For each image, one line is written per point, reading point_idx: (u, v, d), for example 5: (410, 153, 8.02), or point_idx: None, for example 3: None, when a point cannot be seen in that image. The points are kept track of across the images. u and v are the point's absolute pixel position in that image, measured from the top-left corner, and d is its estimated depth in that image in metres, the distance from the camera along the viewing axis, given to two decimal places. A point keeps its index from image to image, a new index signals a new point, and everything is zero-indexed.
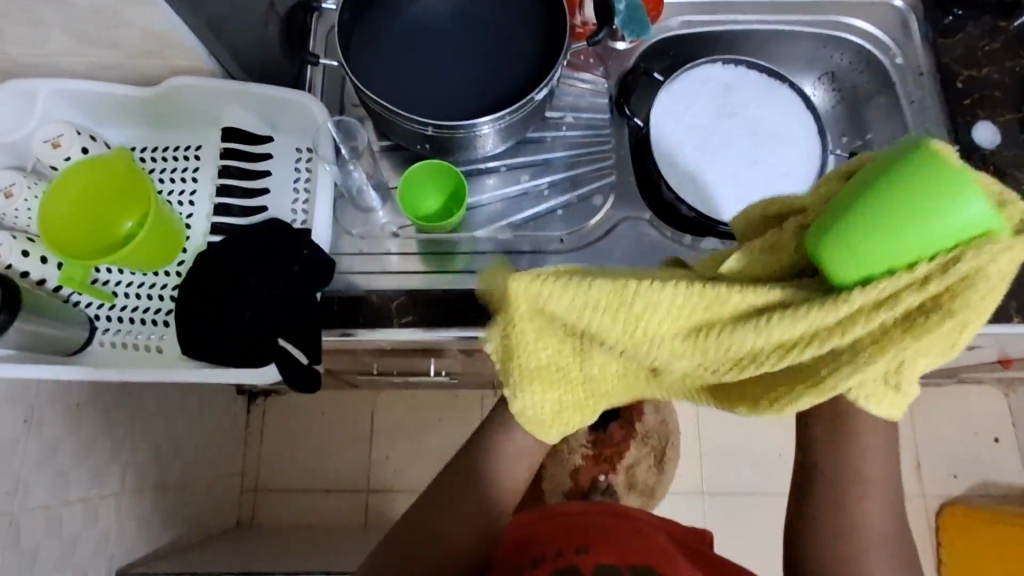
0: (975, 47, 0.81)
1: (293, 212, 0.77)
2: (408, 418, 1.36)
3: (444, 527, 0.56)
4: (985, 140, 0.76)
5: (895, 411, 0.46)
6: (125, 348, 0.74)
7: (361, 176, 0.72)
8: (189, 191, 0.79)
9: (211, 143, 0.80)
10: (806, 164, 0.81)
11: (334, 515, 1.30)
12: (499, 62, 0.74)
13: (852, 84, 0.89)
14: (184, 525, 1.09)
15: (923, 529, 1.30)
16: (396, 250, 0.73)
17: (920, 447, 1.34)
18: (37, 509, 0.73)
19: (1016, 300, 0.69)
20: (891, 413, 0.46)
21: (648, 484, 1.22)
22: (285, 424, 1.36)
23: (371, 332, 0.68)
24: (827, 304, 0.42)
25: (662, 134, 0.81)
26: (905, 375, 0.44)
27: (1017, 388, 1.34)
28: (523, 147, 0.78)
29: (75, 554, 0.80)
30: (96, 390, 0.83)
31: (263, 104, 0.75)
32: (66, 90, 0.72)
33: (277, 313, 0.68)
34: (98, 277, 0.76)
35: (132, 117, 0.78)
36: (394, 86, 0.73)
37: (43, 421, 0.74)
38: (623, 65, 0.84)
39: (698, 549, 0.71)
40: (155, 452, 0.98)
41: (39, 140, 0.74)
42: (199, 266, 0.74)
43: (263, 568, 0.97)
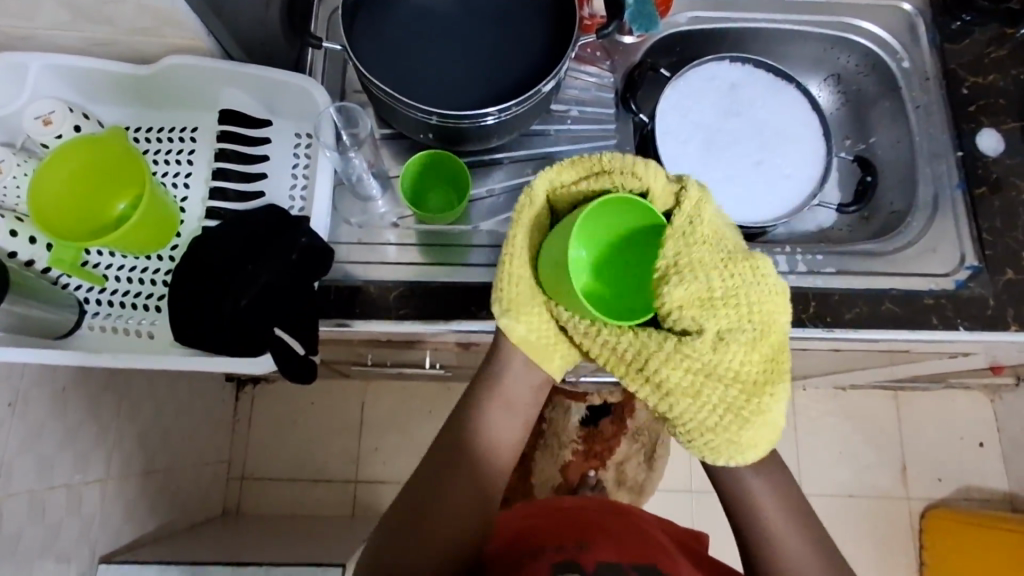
0: (981, 53, 0.80)
1: (291, 199, 0.75)
2: (398, 409, 1.35)
3: (445, 511, 0.58)
4: (989, 148, 0.76)
5: (718, 445, 0.51)
6: (115, 334, 0.71)
7: (361, 163, 0.72)
8: (184, 174, 0.76)
9: (207, 125, 0.78)
10: (809, 166, 0.81)
11: (323, 505, 1.30)
12: (504, 50, 0.73)
13: (857, 87, 0.89)
14: (170, 512, 1.08)
15: (906, 530, 1.32)
16: (395, 240, 0.72)
17: (906, 449, 1.36)
18: (21, 493, 0.71)
19: (1012, 308, 0.69)
20: (715, 450, 0.51)
21: (637, 480, 1.23)
22: (275, 412, 1.34)
23: (368, 323, 0.66)
24: (676, 360, 0.50)
25: (666, 132, 0.80)
26: (724, 402, 0.50)
27: (1003, 395, 1.35)
28: (527, 140, 0.77)
29: (59, 541, 0.79)
30: (82, 374, 0.81)
31: (262, 86, 0.74)
32: (59, 66, 0.70)
33: (273, 302, 0.67)
34: (89, 260, 0.74)
35: (126, 96, 0.75)
36: (398, 73, 0.71)
37: (27, 406, 0.72)
38: (630, 60, 0.82)
39: (695, 551, 0.71)
40: (141, 437, 0.96)
41: (30, 116, 0.71)
42: (195, 252, 0.71)
43: (248, 558, 0.96)
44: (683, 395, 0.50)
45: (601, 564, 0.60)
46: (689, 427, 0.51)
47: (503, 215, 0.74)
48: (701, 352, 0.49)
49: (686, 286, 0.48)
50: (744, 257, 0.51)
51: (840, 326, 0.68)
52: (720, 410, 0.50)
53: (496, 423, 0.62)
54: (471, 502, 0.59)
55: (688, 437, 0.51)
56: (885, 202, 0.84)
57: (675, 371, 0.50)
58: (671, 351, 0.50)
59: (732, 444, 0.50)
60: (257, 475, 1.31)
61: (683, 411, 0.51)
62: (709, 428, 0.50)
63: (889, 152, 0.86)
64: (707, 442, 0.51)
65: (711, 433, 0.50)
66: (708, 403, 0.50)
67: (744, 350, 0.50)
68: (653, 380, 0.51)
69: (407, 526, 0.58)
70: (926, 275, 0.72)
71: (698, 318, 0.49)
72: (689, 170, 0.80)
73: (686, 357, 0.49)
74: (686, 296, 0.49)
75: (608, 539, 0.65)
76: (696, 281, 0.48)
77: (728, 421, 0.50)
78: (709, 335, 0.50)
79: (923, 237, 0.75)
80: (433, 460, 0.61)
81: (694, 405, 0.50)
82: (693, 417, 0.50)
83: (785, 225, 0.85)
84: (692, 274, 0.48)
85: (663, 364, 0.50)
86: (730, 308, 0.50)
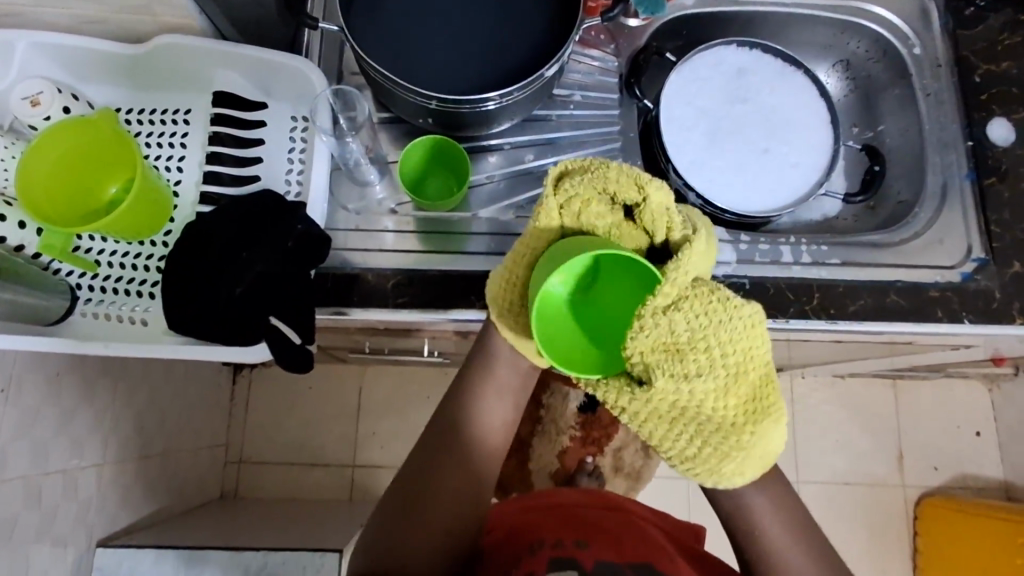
0: (994, 40, 0.78)
1: (287, 183, 0.74)
2: (396, 393, 1.34)
3: (441, 502, 0.58)
4: (999, 137, 0.74)
5: (697, 474, 0.50)
6: (108, 320, 0.70)
7: (359, 148, 0.70)
8: (178, 157, 0.75)
9: (201, 107, 0.76)
10: (816, 155, 0.80)
11: (320, 489, 1.30)
12: (505, 33, 0.70)
13: (866, 73, 0.88)
14: (167, 496, 1.08)
15: (901, 518, 1.33)
16: (393, 227, 0.70)
17: (902, 437, 1.36)
18: (16, 479, 0.71)
19: (1018, 302, 0.68)
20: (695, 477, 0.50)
21: (635, 467, 1.22)
22: (272, 396, 1.34)
23: (366, 312, 0.65)
24: (643, 401, 0.48)
25: (670, 118, 0.79)
26: (698, 435, 0.49)
27: (1001, 384, 1.35)
28: (529, 125, 0.75)
29: (55, 525, 0.79)
30: (76, 360, 0.80)
31: (257, 67, 0.72)
32: (47, 45, 0.68)
33: (269, 291, 0.66)
34: (81, 245, 0.72)
35: (118, 76, 0.73)
36: (396, 55, 0.69)
37: (21, 392, 0.71)
38: (635, 43, 0.80)
39: (692, 547, 0.71)
40: (137, 421, 0.95)
41: (17, 97, 0.69)
42: (188, 238, 0.70)
43: (245, 543, 0.96)
44: (655, 428, 0.49)
45: (602, 564, 0.60)
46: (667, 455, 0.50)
47: (504, 202, 0.73)
48: (667, 394, 0.48)
49: (646, 333, 0.46)
50: (712, 293, 0.48)
51: (844, 319, 0.68)
52: (691, 444, 0.49)
53: (492, 413, 0.61)
54: (466, 493, 0.59)
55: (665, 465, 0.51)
56: (891, 191, 0.83)
57: (640, 407, 0.49)
58: (640, 391, 0.48)
59: (713, 473, 0.49)
60: (255, 459, 1.31)
61: (659, 441, 0.50)
62: (686, 459, 0.50)
63: (898, 140, 0.84)
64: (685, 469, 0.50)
65: (688, 463, 0.50)
66: (679, 437, 0.49)
67: (715, 387, 0.48)
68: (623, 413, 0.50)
69: (403, 516, 0.57)
70: (932, 267, 0.71)
71: (662, 366, 0.47)
72: (694, 157, 0.78)
73: (649, 399, 0.48)
74: (647, 343, 0.46)
75: (607, 538, 0.64)
76: (658, 329, 0.46)
77: (701, 456, 0.49)
78: (675, 380, 0.47)
79: (930, 228, 0.74)
80: (429, 449, 0.60)
81: (666, 438, 0.49)
82: (669, 446, 0.50)
83: (789, 215, 0.83)
84: (654, 322, 0.46)
85: (629, 403, 0.49)
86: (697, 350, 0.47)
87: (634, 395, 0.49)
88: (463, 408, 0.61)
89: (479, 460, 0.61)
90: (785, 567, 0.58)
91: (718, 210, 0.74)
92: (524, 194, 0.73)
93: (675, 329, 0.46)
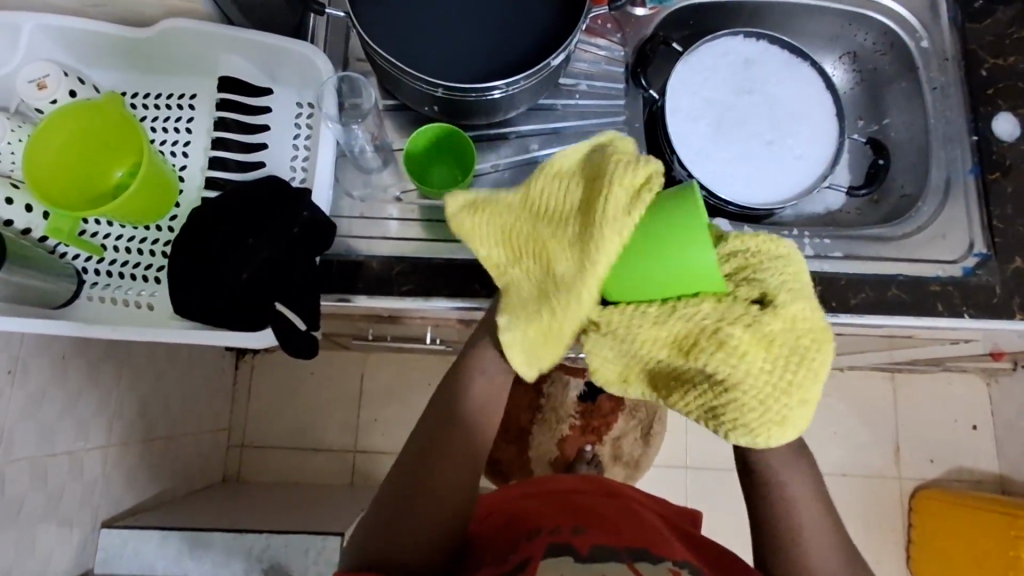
0: (1003, 34, 0.77)
1: (292, 170, 0.74)
2: (398, 380, 1.35)
3: (441, 486, 0.59)
4: (1004, 132, 0.74)
5: (795, 411, 0.47)
6: (114, 305, 0.71)
7: (365, 135, 0.69)
8: (184, 142, 0.75)
9: (207, 93, 0.76)
10: (821, 147, 0.80)
11: (322, 474, 1.31)
12: (511, 20, 0.70)
13: (873, 66, 0.87)
14: (170, 479, 1.09)
15: (895, 510, 1.34)
16: (397, 215, 0.70)
17: (899, 430, 1.37)
18: (22, 460, 0.71)
19: (1018, 297, 0.68)
20: (796, 422, 0.47)
21: (634, 456, 1.22)
22: (275, 382, 1.35)
23: (370, 299, 0.66)
24: (741, 323, 0.46)
25: (676, 109, 0.79)
26: (794, 358, 0.46)
27: (999, 379, 1.35)
28: (534, 114, 0.75)
29: (61, 506, 0.80)
30: (81, 343, 0.81)
31: (262, 53, 0.72)
32: (53, 27, 0.68)
33: (275, 276, 0.66)
34: (87, 229, 0.72)
35: (124, 60, 0.73)
36: (402, 42, 0.69)
37: (27, 373, 0.72)
38: (642, 33, 0.80)
39: (689, 533, 0.71)
40: (140, 404, 0.96)
41: (23, 79, 0.69)
42: (194, 223, 0.70)
43: (247, 525, 0.97)
44: (756, 357, 0.46)
45: (596, 549, 0.59)
46: (766, 399, 0.46)
47: (507, 191, 0.73)
48: (764, 308, 0.46)
49: (721, 256, 0.49)
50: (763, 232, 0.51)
51: (845, 312, 0.68)
52: (788, 365, 0.46)
53: (490, 396, 0.63)
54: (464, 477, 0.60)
55: (757, 414, 0.46)
56: (896, 185, 0.84)
57: (739, 335, 0.46)
58: (752, 314, 0.46)
59: (804, 406, 0.47)
60: (257, 443, 1.32)
61: (760, 378, 0.46)
62: (786, 388, 0.46)
63: (903, 134, 0.84)
64: (784, 408, 0.47)
65: (786, 397, 0.46)
66: (779, 364, 0.46)
67: (799, 300, 0.47)
68: (721, 350, 0.46)
69: (404, 500, 0.58)
70: (934, 261, 0.71)
71: (749, 284, 0.48)
72: (698, 149, 0.78)
73: (749, 320, 0.46)
74: (722, 266, 0.49)
75: (602, 521, 0.65)
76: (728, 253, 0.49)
77: (796, 372, 0.46)
78: (766, 294, 0.47)
79: (933, 223, 0.74)
80: (428, 435, 0.61)
81: (767, 368, 0.46)
82: (768, 380, 0.46)
83: (793, 207, 0.84)
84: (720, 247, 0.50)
85: (731, 331, 0.46)
86: (771, 268, 0.48)
87: (732, 325, 0.46)
88: (462, 397, 0.62)
89: (480, 448, 0.62)
90: (781, 556, 0.59)
91: (722, 201, 0.74)
92: (527, 184, 0.73)
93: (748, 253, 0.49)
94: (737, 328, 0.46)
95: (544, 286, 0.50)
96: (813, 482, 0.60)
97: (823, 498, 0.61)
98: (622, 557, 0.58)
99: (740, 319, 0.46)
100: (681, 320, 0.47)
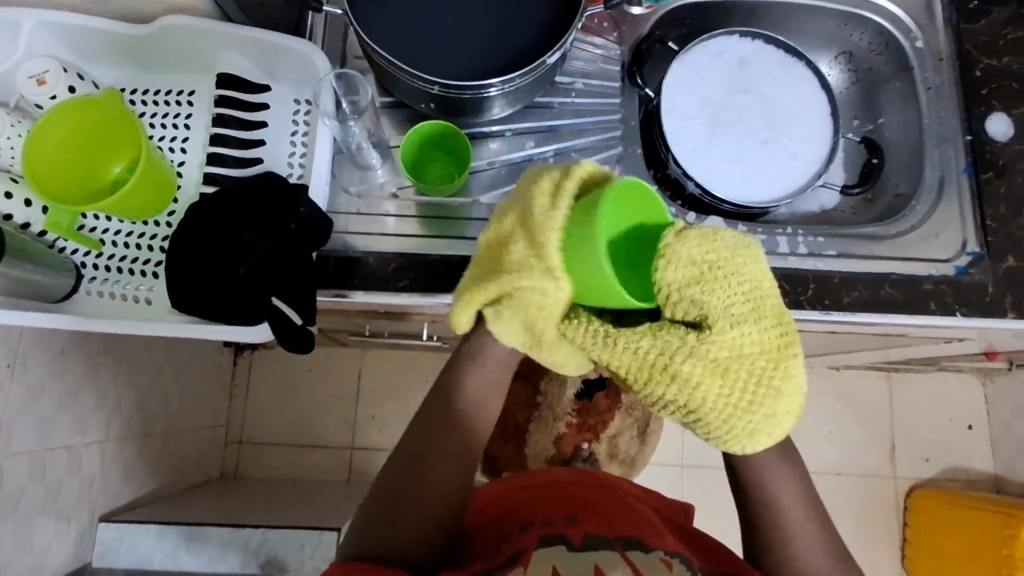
0: (997, 34, 0.78)
1: (290, 166, 0.74)
2: (395, 377, 1.36)
3: (434, 480, 0.59)
4: (998, 132, 0.75)
5: (766, 422, 0.49)
6: (112, 299, 0.71)
7: (361, 132, 0.71)
8: (182, 138, 0.75)
9: (205, 89, 0.76)
10: (816, 146, 0.80)
11: (319, 470, 1.32)
12: (508, 19, 0.71)
13: (868, 65, 0.88)
14: (168, 474, 1.09)
15: (890, 509, 1.35)
16: (394, 212, 0.71)
17: (895, 429, 1.37)
18: (21, 454, 0.72)
19: (1011, 296, 0.69)
20: (768, 428, 0.49)
21: (630, 453, 1.24)
22: (273, 378, 1.35)
23: (367, 295, 0.66)
24: (692, 352, 0.47)
25: (672, 108, 0.79)
26: (755, 378, 0.48)
27: (995, 378, 1.36)
28: (530, 112, 0.76)
29: (59, 500, 0.80)
30: (80, 338, 0.81)
31: (261, 49, 0.72)
32: (54, 23, 0.69)
33: (272, 272, 0.66)
34: (86, 224, 0.73)
35: (123, 56, 0.74)
36: (400, 40, 0.69)
37: (26, 367, 0.72)
38: (639, 32, 0.80)
39: (681, 525, 0.71)
40: (139, 399, 0.97)
41: (23, 75, 0.69)
42: (192, 218, 0.71)
43: (245, 519, 0.98)
44: (711, 383, 0.48)
45: (590, 539, 0.60)
46: (731, 416, 0.49)
47: (503, 188, 0.73)
48: (716, 329, 0.47)
49: (674, 271, 0.47)
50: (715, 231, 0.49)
51: (838, 310, 0.68)
52: (745, 387, 0.48)
53: (485, 392, 0.62)
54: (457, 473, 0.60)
55: (722, 428, 0.50)
56: (890, 184, 0.84)
57: (689, 364, 0.48)
58: (694, 341, 0.47)
59: (770, 417, 0.49)
60: (255, 439, 1.33)
61: (719, 399, 0.48)
62: (750, 405, 0.49)
63: (898, 133, 0.85)
64: (752, 421, 0.49)
65: (754, 412, 0.49)
66: (734, 385, 0.48)
67: (750, 319, 0.48)
68: (672, 377, 0.48)
69: (398, 495, 0.58)
70: (928, 260, 0.72)
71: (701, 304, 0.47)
72: (693, 147, 0.79)
73: (698, 349, 0.47)
74: (679, 282, 0.47)
75: (595, 512, 0.66)
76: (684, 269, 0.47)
77: (761, 391, 0.49)
78: (714, 317, 0.47)
79: (926, 222, 0.75)
80: (422, 429, 0.61)
81: (726, 389, 0.48)
82: (727, 401, 0.48)
83: (788, 206, 0.84)
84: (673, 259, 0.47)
85: (682, 361, 0.48)
86: (721, 288, 0.47)
87: (681, 353, 0.48)
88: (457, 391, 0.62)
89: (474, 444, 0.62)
90: (772, 551, 0.60)
91: (716, 200, 0.74)
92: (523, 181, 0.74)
93: (700, 268, 0.47)
94: (687, 358, 0.48)
95: (526, 303, 0.51)
96: (803, 478, 0.61)
97: (814, 493, 0.61)
98: (614, 547, 0.59)
99: (693, 348, 0.47)
100: (632, 348, 0.49)
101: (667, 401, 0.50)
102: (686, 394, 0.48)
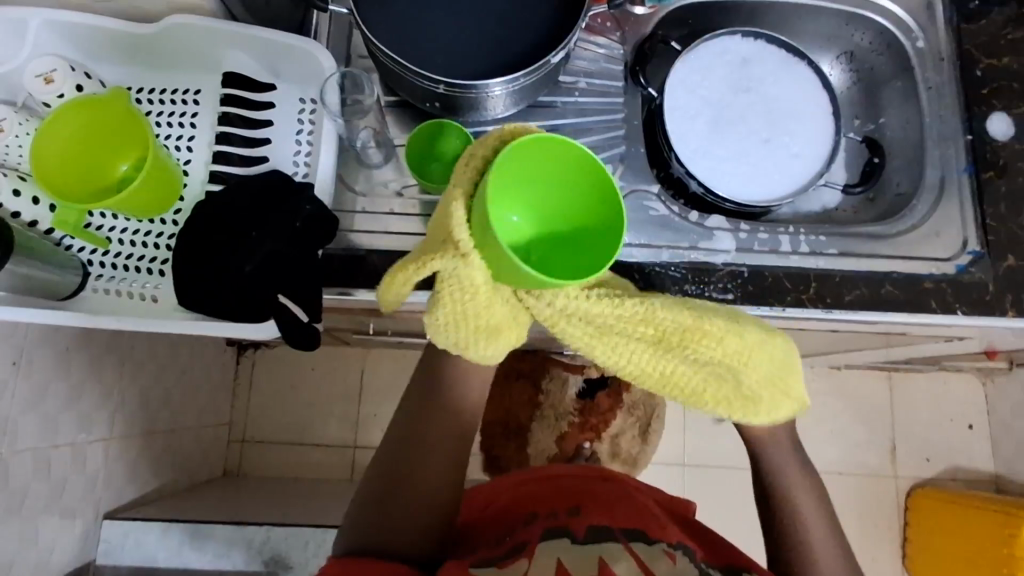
0: (997, 35, 0.78)
1: (295, 165, 0.75)
2: (397, 376, 1.36)
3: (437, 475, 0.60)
4: (998, 132, 0.75)
5: (772, 392, 0.56)
6: (119, 296, 0.72)
7: (366, 133, 0.73)
8: (188, 137, 0.76)
9: (210, 88, 0.76)
10: (817, 145, 0.81)
11: (321, 470, 1.32)
12: (512, 19, 0.71)
13: (869, 65, 0.88)
14: (171, 472, 1.10)
15: (891, 508, 1.35)
16: (399, 211, 0.71)
17: (895, 429, 1.38)
18: (26, 451, 0.72)
19: (1012, 295, 0.69)
20: (774, 403, 0.57)
21: (631, 451, 1.22)
22: (275, 377, 1.36)
23: (372, 293, 0.67)
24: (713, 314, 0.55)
25: (674, 107, 0.80)
26: (763, 346, 0.56)
27: (995, 378, 1.36)
28: (534, 111, 0.76)
29: (63, 497, 0.80)
30: (84, 335, 0.82)
31: (267, 48, 0.73)
32: (61, 22, 0.69)
33: (277, 269, 0.67)
34: (93, 222, 0.73)
35: (129, 55, 0.74)
36: (404, 39, 0.70)
37: (32, 364, 0.73)
38: (642, 31, 0.81)
39: (683, 518, 0.71)
40: (142, 397, 0.97)
41: (30, 73, 0.70)
42: (198, 216, 0.71)
43: (249, 517, 0.98)
44: (734, 340, 0.55)
45: (593, 529, 0.61)
46: (749, 379, 0.55)
47: None
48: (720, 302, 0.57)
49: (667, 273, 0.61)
50: None
51: (840, 308, 0.69)
52: (759, 349, 0.56)
53: None
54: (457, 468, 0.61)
55: (740, 397, 0.55)
56: (891, 183, 0.84)
57: (713, 322, 0.55)
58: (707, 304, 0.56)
59: (778, 385, 0.57)
60: (257, 438, 1.33)
61: (740, 357, 0.55)
62: (766, 370, 0.56)
63: (898, 133, 0.85)
64: (767, 384, 0.56)
65: (767, 375, 0.56)
66: (751, 347, 0.55)
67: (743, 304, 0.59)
68: (703, 333, 0.54)
69: (403, 487, 0.59)
70: (929, 258, 0.72)
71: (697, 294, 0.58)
72: (695, 147, 0.79)
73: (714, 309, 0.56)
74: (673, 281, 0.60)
75: (598, 503, 0.66)
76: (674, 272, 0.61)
77: (770, 356, 0.56)
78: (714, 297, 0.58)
79: (925, 222, 0.75)
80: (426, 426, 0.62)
81: (745, 349, 0.55)
82: (747, 361, 0.55)
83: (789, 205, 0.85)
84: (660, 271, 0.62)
85: (707, 320, 0.54)
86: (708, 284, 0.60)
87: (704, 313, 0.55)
88: (462, 388, 0.63)
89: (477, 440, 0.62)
90: None
91: (719, 199, 0.74)
92: None
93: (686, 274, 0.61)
94: (711, 317, 0.55)
95: (449, 292, 0.50)
96: None
97: None
98: (618, 537, 0.60)
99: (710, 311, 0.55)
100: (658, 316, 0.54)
101: (700, 364, 0.54)
102: (716, 351, 0.54)
